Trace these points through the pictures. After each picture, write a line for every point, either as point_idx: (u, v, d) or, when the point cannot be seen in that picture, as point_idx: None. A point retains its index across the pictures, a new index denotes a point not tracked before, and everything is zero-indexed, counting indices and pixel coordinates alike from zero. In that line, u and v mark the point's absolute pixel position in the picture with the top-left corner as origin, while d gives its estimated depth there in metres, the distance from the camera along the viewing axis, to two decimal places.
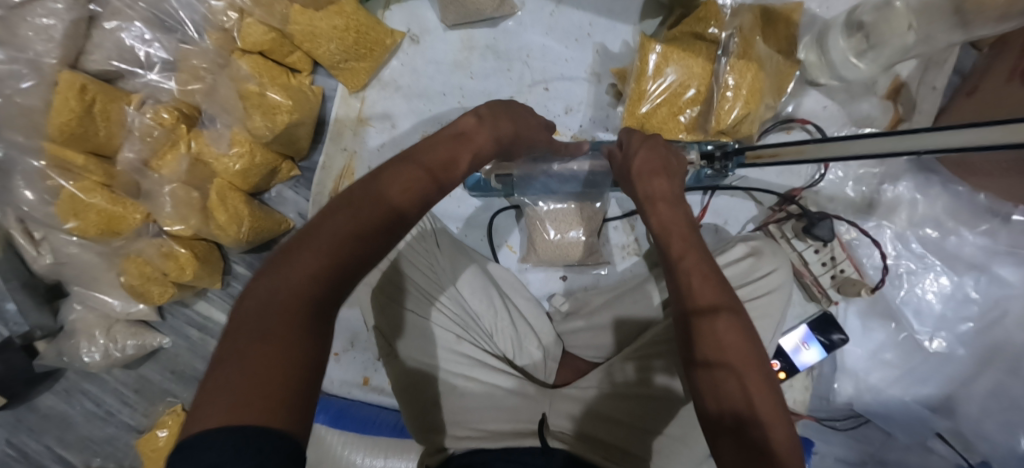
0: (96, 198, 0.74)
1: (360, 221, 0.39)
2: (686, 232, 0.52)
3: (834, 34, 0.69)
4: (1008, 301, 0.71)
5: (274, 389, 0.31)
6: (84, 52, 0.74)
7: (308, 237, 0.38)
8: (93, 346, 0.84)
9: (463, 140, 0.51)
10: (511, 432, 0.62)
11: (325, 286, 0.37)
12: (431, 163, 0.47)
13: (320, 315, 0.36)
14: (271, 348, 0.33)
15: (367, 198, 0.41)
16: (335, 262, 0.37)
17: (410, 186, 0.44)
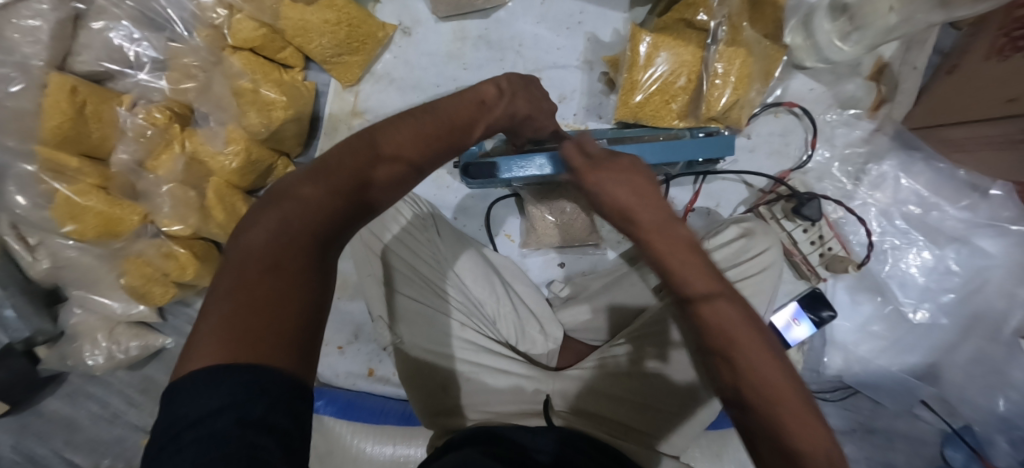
0: (92, 201, 0.74)
1: (370, 173, 0.39)
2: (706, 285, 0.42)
3: (819, 17, 0.71)
4: (988, 271, 0.74)
5: (281, 327, 0.33)
6: (72, 53, 0.73)
7: (315, 180, 0.38)
8: (96, 349, 0.85)
9: (479, 108, 0.49)
10: (516, 412, 0.65)
11: (331, 230, 0.37)
12: (449, 120, 0.45)
13: (325, 257, 0.37)
14: (274, 286, 0.33)
15: (373, 150, 0.40)
16: (338, 211, 0.37)
17: (422, 145, 0.42)
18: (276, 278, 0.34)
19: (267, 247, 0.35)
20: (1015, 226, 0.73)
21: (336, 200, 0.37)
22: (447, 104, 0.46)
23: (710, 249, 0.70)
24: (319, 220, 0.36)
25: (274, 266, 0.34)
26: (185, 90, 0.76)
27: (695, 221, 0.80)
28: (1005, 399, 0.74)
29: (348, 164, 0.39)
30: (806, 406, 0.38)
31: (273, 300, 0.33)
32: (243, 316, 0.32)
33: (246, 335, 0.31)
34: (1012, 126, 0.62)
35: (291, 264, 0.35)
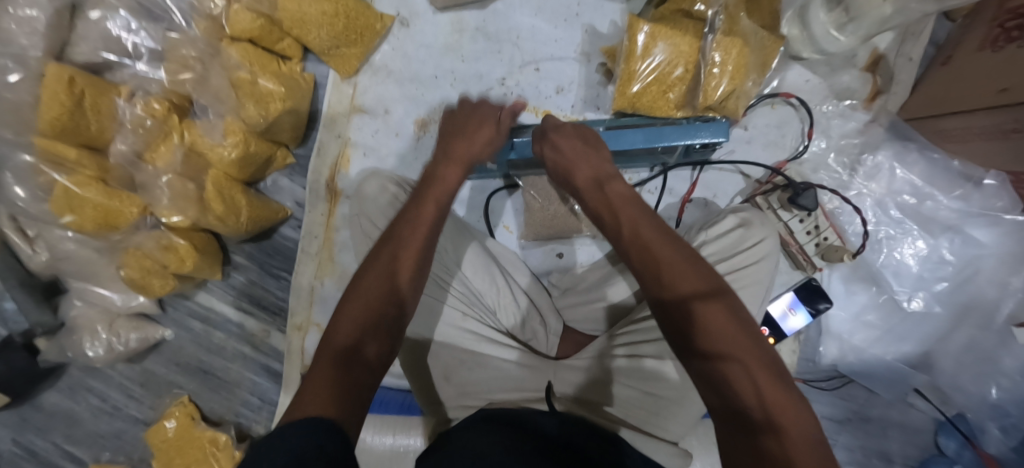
0: (92, 193, 0.74)
1: (374, 285, 0.52)
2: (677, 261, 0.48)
3: (815, 7, 0.72)
4: (980, 260, 0.75)
5: (323, 391, 0.42)
6: (69, 44, 0.73)
7: (349, 300, 0.52)
8: (96, 340, 0.85)
9: (447, 196, 0.61)
10: (518, 400, 0.65)
11: (358, 329, 0.49)
12: (425, 218, 0.58)
13: (357, 348, 0.47)
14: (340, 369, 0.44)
15: (374, 272, 0.53)
16: (373, 318, 0.50)
17: (421, 246, 0.56)
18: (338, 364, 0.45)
19: (328, 351, 0.47)
20: (1007, 216, 0.73)
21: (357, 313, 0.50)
22: (422, 207, 0.60)
23: (709, 239, 0.71)
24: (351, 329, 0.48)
25: (322, 365, 0.45)
26: (183, 81, 0.76)
27: (691, 212, 0.81)
28: (997, 387, 0.75)
29: (369, 289, 0.52)
30: (773, 376, 0.42)
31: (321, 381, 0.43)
32: (322, 392, 0.41)
33: (299, 403, 0.41)
34: (1006, 115, 0.63)
35: (333, 360, 0.45)
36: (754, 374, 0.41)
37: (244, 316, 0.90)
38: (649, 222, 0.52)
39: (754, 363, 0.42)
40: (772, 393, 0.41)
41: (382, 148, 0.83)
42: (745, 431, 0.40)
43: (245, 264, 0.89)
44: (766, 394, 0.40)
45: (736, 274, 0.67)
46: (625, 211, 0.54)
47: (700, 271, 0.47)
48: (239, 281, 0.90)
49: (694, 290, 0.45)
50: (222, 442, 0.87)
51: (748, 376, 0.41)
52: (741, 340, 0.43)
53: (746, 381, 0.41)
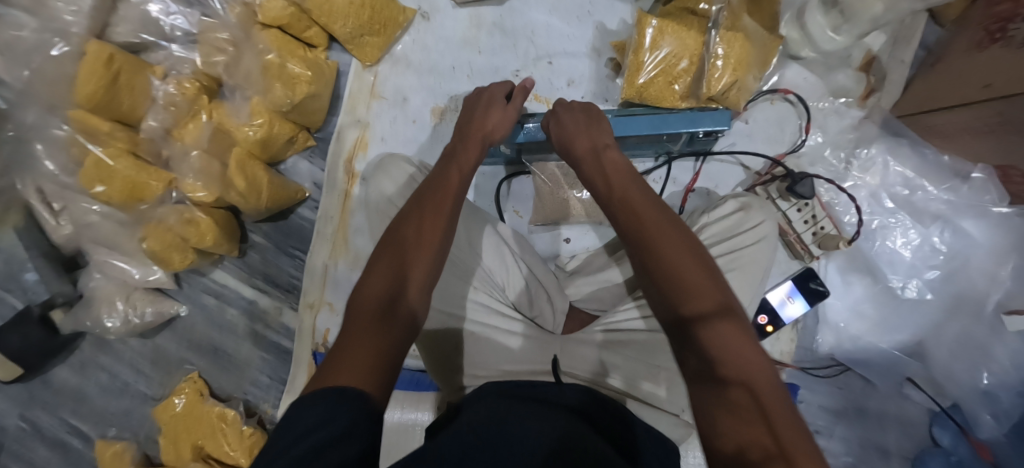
0: (121, 164, 0.77)
1: (400, 252, 0.53)
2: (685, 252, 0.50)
3: (811, 10, 0.77)
4: (969, 251, 0.78)
5: (356, 354, 0.43)
6: (110, 24, 0.77)
7: (373, 275, 0.51)
8: (113, 313, 0.87)
9: (466, 176, 0.62)
10: (527, 371, 0.69)
11: (383, 293, 0.49)
12: (446, 192, 0.59)
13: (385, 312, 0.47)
14: (366, 341, 0.44)
15: (398, 238, 0.54)
16: (398, 281, 0.50)
17: (442, 227, 0.55)
18: (366, 335, 0.45)
19: (355, 321, 0.47)
20: (997, 208, 0.76)
21: (384, 277, 0.51)
22: (443, 182, 0.60)
23: (711, 221, 0.74)
24: (378, 293, 0.49)
25: (351, 329, 0.46)
26: (215, 63, 0.80)
27: (694, 201, 0.84)
28: (988, 374, 0.77)
29: (391, 258, 0.52)
30: (763, 362, 0.43)
31: (351, 344, 0.44)
32: (355, 363, 0.42)
33: (331, 367, 0.42)
34: (986, 110, 0.68)
35: (361, 324, 0.46)
36: (728, 331, 0.45)
37: (258, 294, 0.93)
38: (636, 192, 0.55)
39: (746, 348, 0.44)
40: (749, 367, 0.43)
41: (398, 133, 0.87)
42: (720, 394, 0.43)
43: (261, 243, 0.92)
44: (737, 350, 0.44)
45: (735, 255, 0.71)
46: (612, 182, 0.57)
47: (703, 264, 0.49)
48: (255, 260, 0.92)
49: (696, 283, 0.47)
50: (230, 417, 0.89)
51: (729, 353, 0.43)
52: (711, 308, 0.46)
53: (727, 355, 0.43)
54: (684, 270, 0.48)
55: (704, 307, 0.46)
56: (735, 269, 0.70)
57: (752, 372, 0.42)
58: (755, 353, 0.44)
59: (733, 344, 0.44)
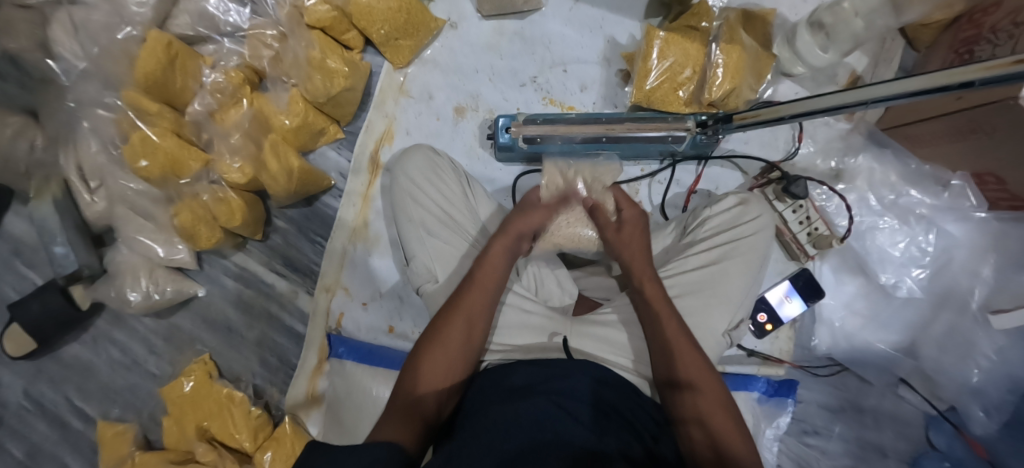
0: (166, 142, 0.83)
1: (433, 349, 0.65)
2: (691, 342, 0.67)
3: (801, 32, 0.85)
4: (953, 249, 0.84)
5: (392, 429, 0.56)
6: (170, 16, 0.85)
7: (408, 365, 0.65)
8: (135, 288, 0.90)
9: (496, 266, 0.72)
10: (538, 346, 0.74)
11: (417, 387, 0.62)
12: (477, 286, 0.69)
13: (415, 404, 0.60)
14: (399, 425, 0.57)
15: (430, 336, 0.66)
16: (427, 379, 0.63)
17: (464, 324, 0.66)
18: (398, 419, 0.58)
19: (392, 407, 0.61)
20: (977, 214, 0.83)
21: (416, 373, 0.64)
22: (474, 276, 0.71)
23: (712, 215, 0.80)
24: (412, 388, 0.62)
25: (391, 412, 0.60)
26: (260, 56, 0.87)
27: (696, 201, 0.91)
28: (978, 369, 0.82)
29: (427, 355, 0.65)
30: (730, 422, 0.62)
31: (390, 424, 0.58)
32: (395, 432, 0.56)
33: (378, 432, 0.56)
34: (958, 119, 0.75)
35: (399, 411, 0.60)
36: (711, 404, 0.63)
37: (275, 277, 0.97)
38: (654, 284, 0.72)
39: (718, 417, 0.62)
40: (728, 431, 0.61)
41: (422, 129, 0.94)
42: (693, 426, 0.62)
43: (284, 228, 0.97)
44: (714, 414, 0.62)
45: (733, 244, 0.76)
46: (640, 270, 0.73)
47: (705, 367, 0.66)
48: (277, 244, 0.97)
49: (694, 376, 0.65)
50: (238, 398, 0.90)
51: (714, 417, 0.62)
52: (711, 392, 0.64)
53: (711, 421, 0.62)
54: (692, 371, 0.65)
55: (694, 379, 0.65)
56: (733, 257, 0.76)
57: (724, 431, 0.61)
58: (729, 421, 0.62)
59: (710, 407, 0.63)
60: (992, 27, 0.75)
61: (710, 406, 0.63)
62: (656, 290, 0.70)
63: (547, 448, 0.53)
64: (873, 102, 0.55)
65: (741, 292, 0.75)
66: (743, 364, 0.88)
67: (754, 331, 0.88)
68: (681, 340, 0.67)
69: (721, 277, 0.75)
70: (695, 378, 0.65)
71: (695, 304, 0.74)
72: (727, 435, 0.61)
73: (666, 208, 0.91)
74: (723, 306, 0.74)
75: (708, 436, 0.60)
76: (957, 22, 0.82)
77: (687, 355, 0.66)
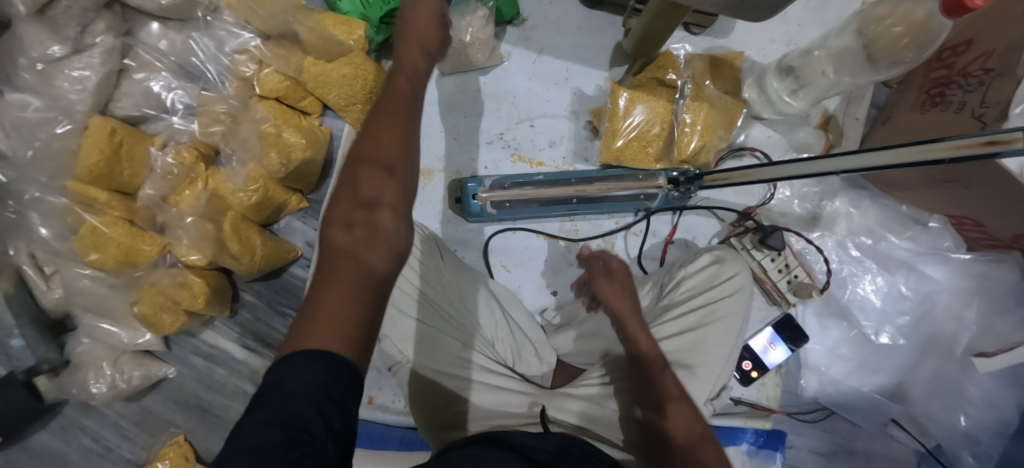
0: (117, 232, 0.79)
1: (349, 224, 0.48)
2: (677, 387, 0.67)
3: (770, 76, 0.83)
4: (935, 295, 0.82)
5: (342, 315, 0.42)
6: (113, 99, 0.80)
7: (320, 252, 0.46)
8: (100, 378, 0.87)
9: (403, 113, 0.57)
10: (516, 424, 0.71)
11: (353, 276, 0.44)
12: (381, 152, 0.52)
13: (361, 279, 0.44)
14: (340, 297, 0.43)
15: (351, 214, 0.49)
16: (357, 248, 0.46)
17: (391, 142, 0.53)
18: (340, 289, 0.43)
19: (321, 287, 0.43)
20: (957, 255, 0.82)
21: (338, 262, 0.45)
22: (374, 140, 0.53)
23: (688, 275, 0.78)
24: (344, 276, 0.44)
25: (316, 310, 0.42)
26: (213, 133, 0.83)
27: (674, 252, 0.89)
28: (965, 415, 0.80)
29: (344, 234, 0.47)
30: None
31: (327, 314, 0.41)
32: (337, 319, 0.41)
33: (302, 339, 0.40)
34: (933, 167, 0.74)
35: (331, 305, 0.42)
36: (708, 452, 0.61)
37: (247, 354, 0.94)
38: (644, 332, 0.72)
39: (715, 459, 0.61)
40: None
41: None
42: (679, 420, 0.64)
43: (252, 302, 0.94)
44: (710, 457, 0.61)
45: (712, 307, 0.74)
46: (629, 322, 0.73)
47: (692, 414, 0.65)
48: (245, 319, 0.94)
49: (683, 423, 0.64)
50: None
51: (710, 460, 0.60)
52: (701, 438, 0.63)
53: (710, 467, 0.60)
54: (676, 419, 0.64)
55: (682, 424, 0.64)
56: (712, 321, 0.74)
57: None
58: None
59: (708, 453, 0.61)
60: (962, 70, 0.74)
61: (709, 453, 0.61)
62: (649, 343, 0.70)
63: None
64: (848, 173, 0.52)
65: (722, 359, 0.73)
66: (732, 416, 0.85)
67: (739, 378, 0.87)
68: (662, 385, 0.67)
69: (702, 344, 0.73)
70: (688, 431, 0.63)
71: (679, 375, 0.71)
72: None
73: (643, 260, 0.89)
74: (707, 373, 0.72)
75: None
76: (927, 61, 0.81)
77: (676, 405, 0.65)
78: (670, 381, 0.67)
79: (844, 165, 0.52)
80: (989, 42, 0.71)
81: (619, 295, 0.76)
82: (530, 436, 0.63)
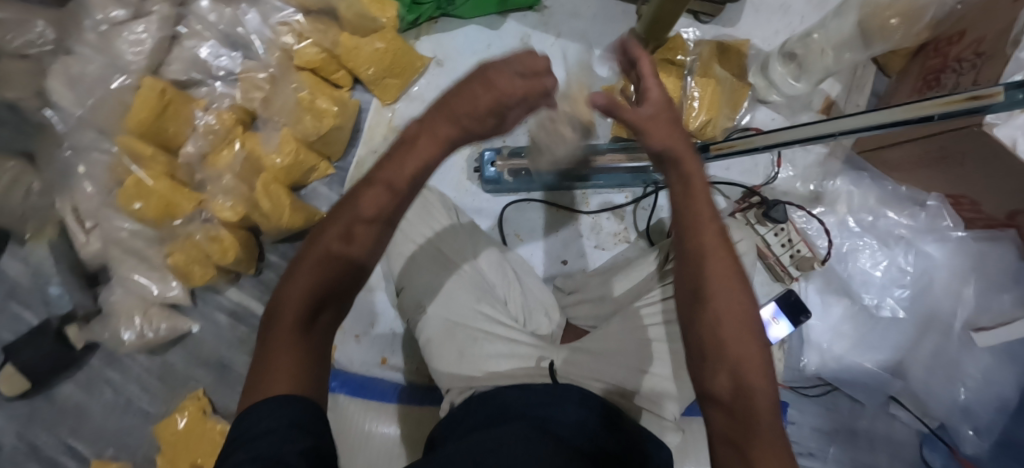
0: (161, 185, 0.85)
1: (321, 263, 0.45)
2: (720, 244, 0.49)
3: (773, 62, 0.89)
4: (933, 270, 0.85)
5: (291, 360, 0.42)
6: (163, 64, 0.88)
7: (286, 287, 0.45)
8: (131, 326, 0.91)
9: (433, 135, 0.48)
10: (524, 373, 0.74)
11: (305, 319, 0.44)
12: (388, 186, 0.46)
13: (311, 327, 0.44)
14: (289, 351, 0.43)
15: (328, 247, 0.46)
16: (322, 290, 0.45)
17: (394, 182, 0.47)
18: (291, 340, 0.43)
19: (275, 328, 0.44)
20: (955, 233, 0.85)
21: (298, 301, 0.44)
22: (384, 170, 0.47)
23: None
24: (296, 321, 0.44)
25: (273, 350, 0.43)
26: (253, 99, 0.89)
27: None
28: (965, 388, 0.82)
29: (313, 270, 0.45)
30: (758, 349, 0.47)
31: (282, 356, 0.43)
32: (286, 368, 0.42)
33: (258, 385, 0.42)
34: (929, 143, 0.77)
35: (283, 351, 0.43)
36: (736, 326, 0.47)
37: None
38: (684, 175, 0.50)
39: (740, 337, 0.47)
40: (745, 356, 0.46)
41: None
42: (722, 372, 0.46)
43: (277, 263, 0.98)
44: (735, 331, 0.47)
45: None
46: (678, 159, 0.50)
47: (738, 284, 0.48)
48: (270, 279, 0.98)
49: (719, 296, 0.47)
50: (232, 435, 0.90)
51: (726, 332, 0.46)
52: (730, 303, 0.47)
53: (732, 350, 0.46)
54: (716, 276, 0.48)
55: (721, 296, 0.47)
56: None
57: (738, 355, 0.46)
58: (753, 352, 0.46)
59: (728, 326, 0.47)
60: (956, 56, 0.78)
61: (729, 324, 0.47)
62: (687, 184, 0.50)
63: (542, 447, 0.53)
64: (842, 134, 0.57)
65: None
66: None
67: None
68: (695, 236, 0.49)
69: None
70: (715, 302, 0.47)
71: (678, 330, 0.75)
72: (746, 361, 0.46)
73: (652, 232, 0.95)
74: None
75: (728, 376, 0.45)
76: (925, 50, 0.85)
77: (715, 268, 0.48)
78: (711, 237, 0.49)
79: (838, 128, 0.56)
80: (983, 29, 0.74)
81: (669, 123, 0.50)
82: (555, 408, 0.64)
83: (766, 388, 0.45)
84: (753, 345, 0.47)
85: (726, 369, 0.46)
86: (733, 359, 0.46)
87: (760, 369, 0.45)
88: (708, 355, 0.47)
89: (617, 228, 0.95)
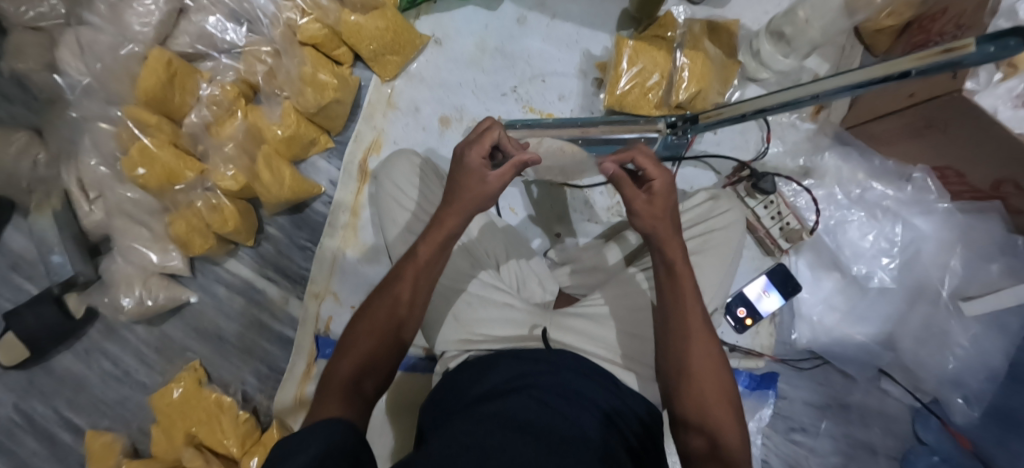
0: (164, 154, 0.87)
1: (373, 325, 0.56)
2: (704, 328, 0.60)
3: (762, 40, 0.92)
4: (921, 242, 0.86)
5: (342, 397, 0.50)
6: (171, 36, 0.91)
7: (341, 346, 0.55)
8: (129, 294, 0.92)
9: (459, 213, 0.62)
10: (516, 337, 0.75)
11: (357, 368, 0.53)
12: (423, 262, 0.60)
13: (361, 378, 0.52)
14: (341, 393, 0.50)
15: (381, 314, 0.57)
16: (372, 350, 0.54)
17: (426, 259, 0.60)
18: (342, 385, 0.51)
19: (330, 379, 0.52)
20: (940, 205, 0.86)
21: (354, 357, 0.54)
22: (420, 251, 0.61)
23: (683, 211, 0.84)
24: (349, 372, 0.52)
25: (328, 392, 0.51)
26: (255, 72, 0.92)
27: None
28: (954, 358, 0.82)
29: (365, 332, 0.56)
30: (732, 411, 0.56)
31: (338, 395, 0.50)
32: (336, 405, 0.49)
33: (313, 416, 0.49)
34: (915, 114, 0.78)
35: (336, 393, 0.50)
36: (714, 392, 0.56)
37: (267, 284, 0.99)
38: (679, 253, 0.62)
39: (719, 400, 0.56)
40: (723, 417, 0.55)
41: (409, 138, 0.99)
42: (700, 436, 0.54)
43: (276, 235, 1.00)
44: (713, 396, 0.56)
45: (706, 236, 0.79)
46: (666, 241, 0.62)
47: (715, 355, 0.58)
48: (268, 251, 1.00)
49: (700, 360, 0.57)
50: (227, 403, 0.91)
51: (707, 396, 0.56)
52: (712, 370, 0.57)
53: (712, 410, 0.55)
54: (700, 348, 0.58)
55: (700, 364, 0.57)
56: (706, 249, 0.78)
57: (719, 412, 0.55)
58: (731, 412, 0.55)
59: (710, 389, 0.56)
60: (938, 31, 0.80)
61: (710, 386, 0.56)
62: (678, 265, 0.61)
63: (551, 442, 0.53)
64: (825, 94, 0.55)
65: (713, 285, 0.77)
66: None
67: (734, 326, 0.90)
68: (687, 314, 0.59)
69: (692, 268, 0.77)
70: (699, 370, 0.57)
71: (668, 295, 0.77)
72: (724, 421, 0.55)
73: None
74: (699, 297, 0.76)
75: (707, 439, 0.54)
76: (911, 29, 0.87)
77: (701, 346, 0.58)
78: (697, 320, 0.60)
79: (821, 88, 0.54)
80: (962, 4, 0.76)
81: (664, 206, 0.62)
82: (558, 377, 0.64)
83: (742, 446, 0.53)
84: (728, 406, 0.56)
85: (709, 427, 0.54)
86: (715, 416, 0.55)
87: (734, 425, 0.55)
88: (696, 412, 0.56)
89: (610, 202, 1.00)
